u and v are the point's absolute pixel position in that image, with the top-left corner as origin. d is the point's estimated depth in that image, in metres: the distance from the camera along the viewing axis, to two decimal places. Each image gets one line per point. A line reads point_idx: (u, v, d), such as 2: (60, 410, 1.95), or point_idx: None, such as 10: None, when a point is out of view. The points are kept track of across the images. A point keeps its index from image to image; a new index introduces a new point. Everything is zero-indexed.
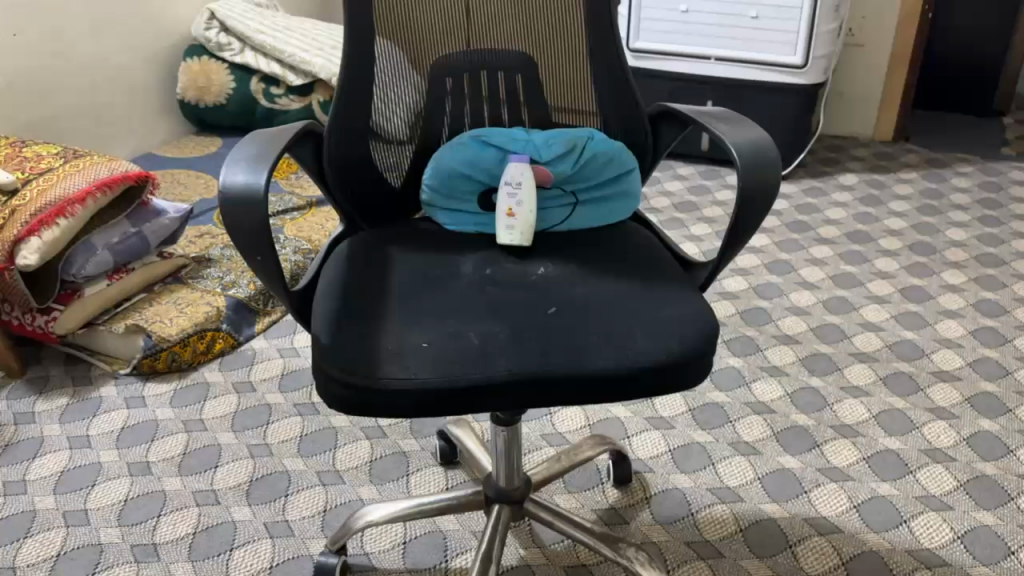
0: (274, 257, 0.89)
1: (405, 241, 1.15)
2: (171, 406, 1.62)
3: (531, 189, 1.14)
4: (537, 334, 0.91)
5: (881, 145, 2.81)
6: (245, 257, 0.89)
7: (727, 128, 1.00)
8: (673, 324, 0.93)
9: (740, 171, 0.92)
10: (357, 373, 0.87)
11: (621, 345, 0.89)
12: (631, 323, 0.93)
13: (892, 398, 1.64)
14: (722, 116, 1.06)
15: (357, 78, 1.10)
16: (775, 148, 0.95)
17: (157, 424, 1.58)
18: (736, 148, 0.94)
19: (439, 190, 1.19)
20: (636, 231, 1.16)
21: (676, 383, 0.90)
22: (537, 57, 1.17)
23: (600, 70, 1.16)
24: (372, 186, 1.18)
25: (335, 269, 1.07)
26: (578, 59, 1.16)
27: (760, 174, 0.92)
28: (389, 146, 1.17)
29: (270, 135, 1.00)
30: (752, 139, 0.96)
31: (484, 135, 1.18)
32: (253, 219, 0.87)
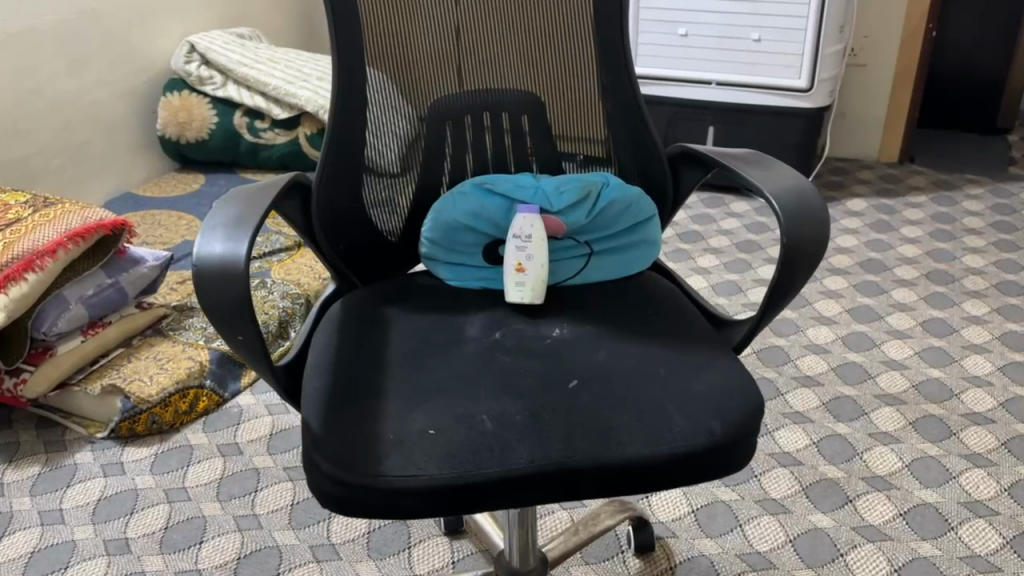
0: (257, 334, 0.78)
1: (403, 301, 1.04)
2: (152, 473, 1.51)
3: (541, 241, 1.03)
4: (559, 414, 0.80)
5: (887, 167, 2.73)
6: (224, 336, 0.78)
7: (761, 175, 0.90)
8: (712, 399, 0.82)
9: (782, 225, 0.82)
10: (354, 469, 0.75)
11: (654, 427, 0.78)
12: (664, 398, 0.82)
13: (924, 445, 1.54)
14: (752, 159, 0.96)
15: (346, 123, 1.00)
16: (819, 197, 0.85)
17: (137, 494, 1.46)
18: (775, 198, 0.84)
19: (440, 243, 1.08)
20: (657, 283, 1.06)
21: (718, 466, 0.79)
22: (544, 95, 1.07)
23: (614, 108, 1.05)
24: (366, 240, 1.07)
25: (327, 336, 0.96)
26: (590, 96, 1.06)
27: (804, 229, 0.82)
28: (383, 197, 1.07)
29: (252, 195, 0.89)
30: (793, 186, 0.86)
31: (487, 182, 1.06)
32: (232, 295, 0.76)
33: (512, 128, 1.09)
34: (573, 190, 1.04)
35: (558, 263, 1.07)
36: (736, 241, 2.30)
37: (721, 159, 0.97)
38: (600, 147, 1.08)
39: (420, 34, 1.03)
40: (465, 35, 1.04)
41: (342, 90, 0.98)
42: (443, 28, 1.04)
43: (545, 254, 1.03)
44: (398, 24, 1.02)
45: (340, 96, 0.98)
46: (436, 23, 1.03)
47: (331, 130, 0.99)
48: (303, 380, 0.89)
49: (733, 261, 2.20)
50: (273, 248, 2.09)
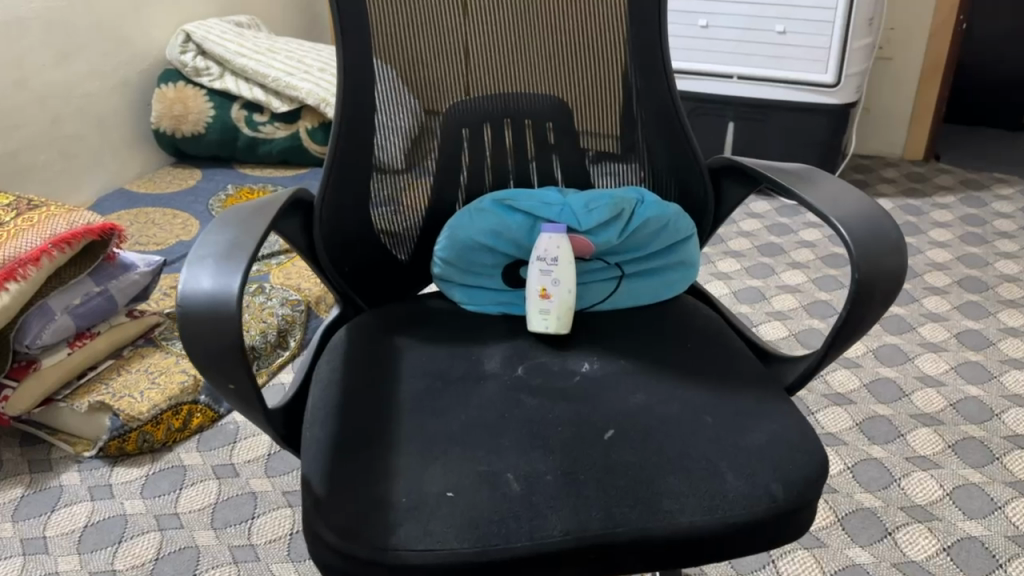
0: (252, 383, 0.68)
1: (415, 329, 0.94)
2: (142, 497, 1.41)
3: (568, 263, 0.93)
4: (596, 474, 0.70)
5: (912, 166, 2.62)
6: (214, 384, 0.68)
7: (819, 193, 0.79)
8: (769, 456, 0.73)
9: (851, 256, 0.72)
10: (362, 541, 0.66)
11: (706, 491, 0.69)
12: (714, 455, 0.72)
13: (967, 471, 1.44)
14: (804, 173, 0.86)
15: (352, 134, 0.90)
16: (891, 223, 0.75)
17: (126, 520, 1.36)
18: (842, 222, 0.74)
19: (456, 265, 0.98)
20: (697, 309, 0.96)
21: (775, 537, 0.70)
22: (572, 103, 0.96)
23: (650, 118, 0.95)
24: (374, 259, 0.97)
25: (329, 370, 0.86)
26: (624, 104, 0.95)
27: (875, 260, 0.72)
28: (392, 213, 0.97)
29: (245, 215, 0.78)
30: (863, 212, 0.75)
31: (506, 198, 0.95)
32: (222, 337, 0.66)
33: (536, 139, 0.98)
34: (604, 208, 0.93)
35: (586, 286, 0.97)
36: (758, 245, 2.20)
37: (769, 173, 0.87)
38: (633, 160, 0.98)
39: (436, 33, 0.92)
40: (485, 36, 0.93)
41: (348, 98, 0.88)
42: (462, 30, 0.93)
43: (571, 278, 0.93)
44: (410, 25, 0.91)
45: (346, 103, 0.88)
46: (453, 23, 0.92)
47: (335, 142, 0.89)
48: (304, 426, 0.79)
49: (755, 265, 2.09)
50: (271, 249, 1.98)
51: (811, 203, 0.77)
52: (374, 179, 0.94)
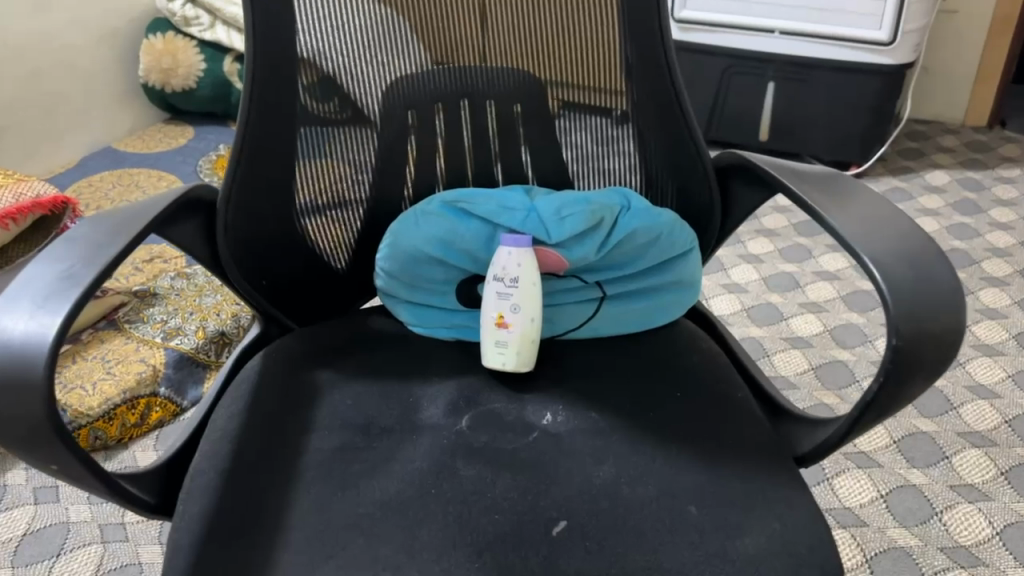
0: (80, 460, 0.53)
1: (347, 357, 0.77)
2: (88, 503, 1.28)
3: (533, 285, 0.74)
4: None
5: (974, 133, 2.36)
6: (32, 462, 0.53)
7: (847, 214, 0.60)
8: (764, 572, 0.55)
9: (886, 311, 0.53)
10: None
11: None
12: (694, 568, 0.55)
13: (1019, 505, 1.24)
14: (831, 181, 0.66)
15: (267, 124, 0.71)
16: (945, 265, 0.56)
17: (68, 529, 1.23)
18: (876, 261, 0.54)
19: (400, 280, 0.80)
20: (695, 339, 0.78)
21: None
22: (548, 80, 0.77)
23: (644, 101, 0.75)
24: (301, 269, 0.80)
25: (227, 418, 0.70)
26: (613, 84, 0.75)
27: (919, 316, 0.53)
28: (323, 215, 0.79)
29: (102, 229, 0.62)
30: (908, 252, 0.56)
31: (460, 201, 0.77)
32: (28, 411, 0.50)
33: (501, 125, 0.79)
34: (579, 217, 0.73)
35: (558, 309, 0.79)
36: (795, 222, 1.98)
37: (786, 179, 0.67)
38: (621, 151, 0.78)
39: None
40: None
41: (260, 81, 0.69)
42: None
43: (535, 305, 0.74)
44: None
45: (258, 89, 0.69)
46: None
47: (245, 136, 0.70)
48: (182, 495, 0.63)
49: (789, 246, 1.88)
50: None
51: (834, 228, 0.58)
52: (298, 173, 0.75)
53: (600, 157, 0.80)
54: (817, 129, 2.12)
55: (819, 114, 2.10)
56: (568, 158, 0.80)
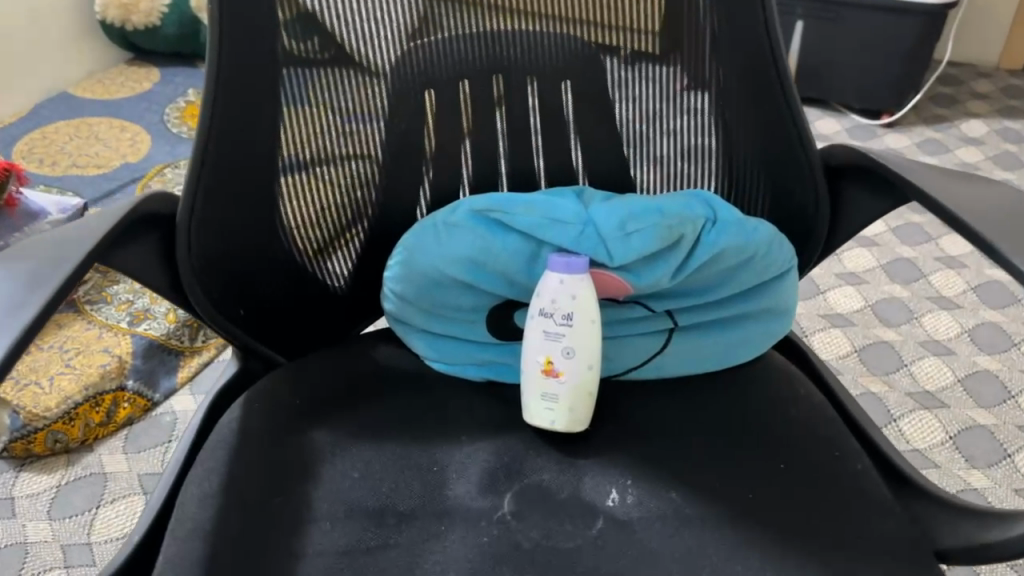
0: None
1: (351, 410, 0.61)
2: (48, 517, 1.10)
3: (591, 325, 0.58)
4: None
5: (1009, 76, 2.18)
6: None
7: None
8: None
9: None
10: None
11: None
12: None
13: None
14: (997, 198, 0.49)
15: (240, 106, 0.53)
16: None
17: (26, 551, 1.06)
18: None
19: (416, 304, 0.63)
20: (789, 382, 0.62)
21: None
22: (608, 46, 0.58)
23: (733, 78, 0.57)
24: (289, 291, 0.63)
25: (198, 505, 0.54)
26: (688, 49, 0.58)
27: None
28: (315, 220, 0.62)
29: (6, 289, 0.45)
30: None
31: (494, 210, 0.59)
32: None
33: (548, 120, 0.61)
34: (654, 233, 0.57)
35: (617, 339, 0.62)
36: None
37: (925, 187, 0.51)
38: (701, 143, 0.61)
39: None
40: None
41: (229, 47, 0.51)
42: None
43: (592, 351, 0.58)
44: None
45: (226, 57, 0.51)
46: None
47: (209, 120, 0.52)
48: None
49: None
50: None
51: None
52: (283, 169, 0.58)
53: (673, 149, 0.62)
54: (848, 73, 1.93)
55: (852, 58, 1.91)
56: (628, 156, 0.63)
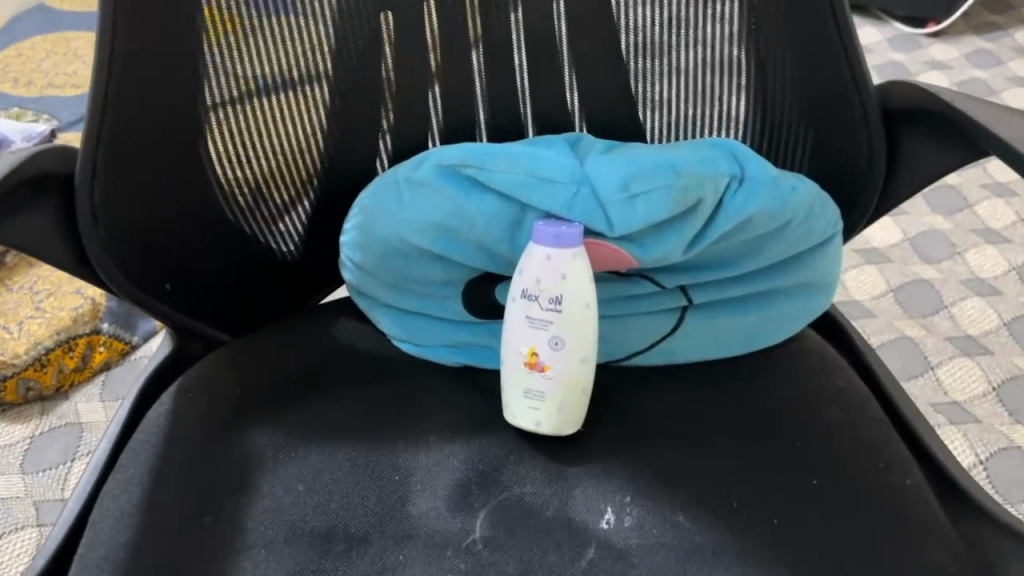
0: None
1: (301, 403, 0.51)
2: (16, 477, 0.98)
3: (585, 310, 0.47)
4: None
5: None
6: None
7: None
8: None
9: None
10: None
11: None
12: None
13: None
14: None
15: (148, 35, 0.42)
16: None
17: None
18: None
19: (379, 276, 0.52)
20: (827, 370, 0.52)
21: None
22: None
23: None
24: (227, 257, 0.52)
25: (110, 526, 0.45)
26: None
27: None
28: (252, 169, 0.51)
29: None
30: None
31: (468, 166, 0.47)
32: None
33: (535, 52, 0.50)
34: (666, 197, 0.45)
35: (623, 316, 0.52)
36: None
37: (988, 123, 0.39)
38: (725, 67, 0.49)
39: None
40: None
41: None
42: None
43: (586, 341, 0.47)
44: None
45: None
46: None
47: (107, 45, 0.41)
48: None
49: None
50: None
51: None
52: (210, 116, 0.47)
53: (689, 74, 0.50)
54: None
55: None
56: (635, 93, 0.51)
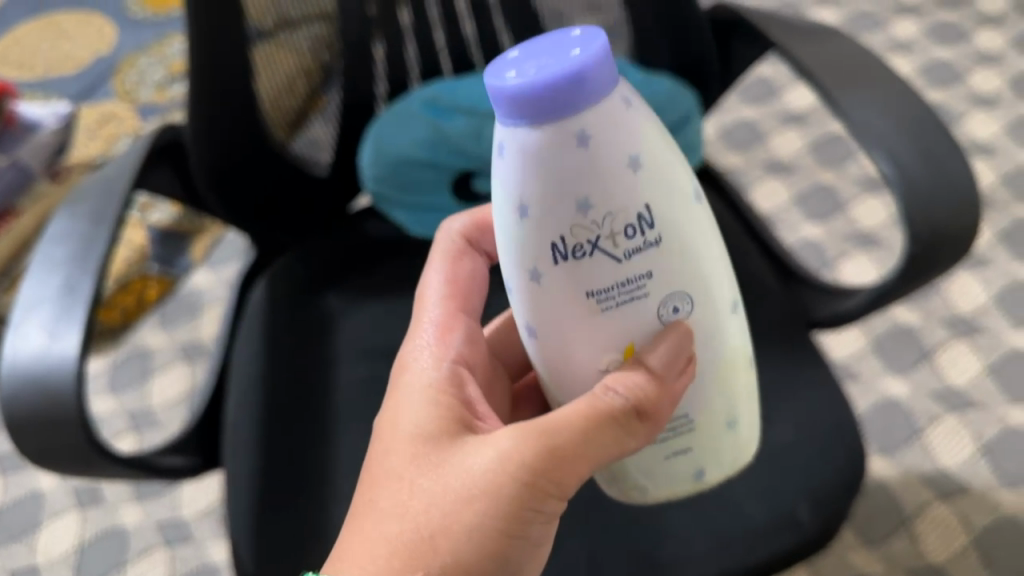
0: (111, 456, 0.55)
1: (351, 267, 0.76)
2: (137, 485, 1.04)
3: (669, 200, 0.43)
4: (580, 512, 0.60)
5: None
6: (77, 469, 0.55)
7: (858, 98, 0.60)
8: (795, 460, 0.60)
9: (905, 217, 0.56)
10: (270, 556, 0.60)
11: (720, 515, 0.59)
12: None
13: (1017, 267, 1.13)
14: (833, 51, 0.64)
15: (221, 81, 0.65)
16: (963, 163, 0.58)
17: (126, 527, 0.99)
18: (893, 162, 0.57)
19: (391, 183, 0.77)
20: None
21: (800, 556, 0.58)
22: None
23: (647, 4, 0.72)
24: (288, 192, 0.76)
25: (249, 361, 0.70)
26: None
27: (939, 219, 0.56)
28: (310, 150, 0.76)
29: (75, 233, 0.59)
30: (937, 167, 0.57)
31: (440, 97, 0.74)
32: (67, 427, 0.52)
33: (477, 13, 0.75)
34: None
35: (722, 317, 0.49)
36: None
37: (789, 47, 0.65)
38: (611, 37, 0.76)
39: None
40: None
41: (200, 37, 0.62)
42: None
43: (703, 232, 0.46)
44: None
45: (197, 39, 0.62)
46: None
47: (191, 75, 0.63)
48: (224, 436, 0.67)
49: None
50: (179, 81, 1.58)
51: (857, 122, 0.58)
52: (280, 132, 0.72)
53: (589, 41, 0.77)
54: None
55: None
56: None
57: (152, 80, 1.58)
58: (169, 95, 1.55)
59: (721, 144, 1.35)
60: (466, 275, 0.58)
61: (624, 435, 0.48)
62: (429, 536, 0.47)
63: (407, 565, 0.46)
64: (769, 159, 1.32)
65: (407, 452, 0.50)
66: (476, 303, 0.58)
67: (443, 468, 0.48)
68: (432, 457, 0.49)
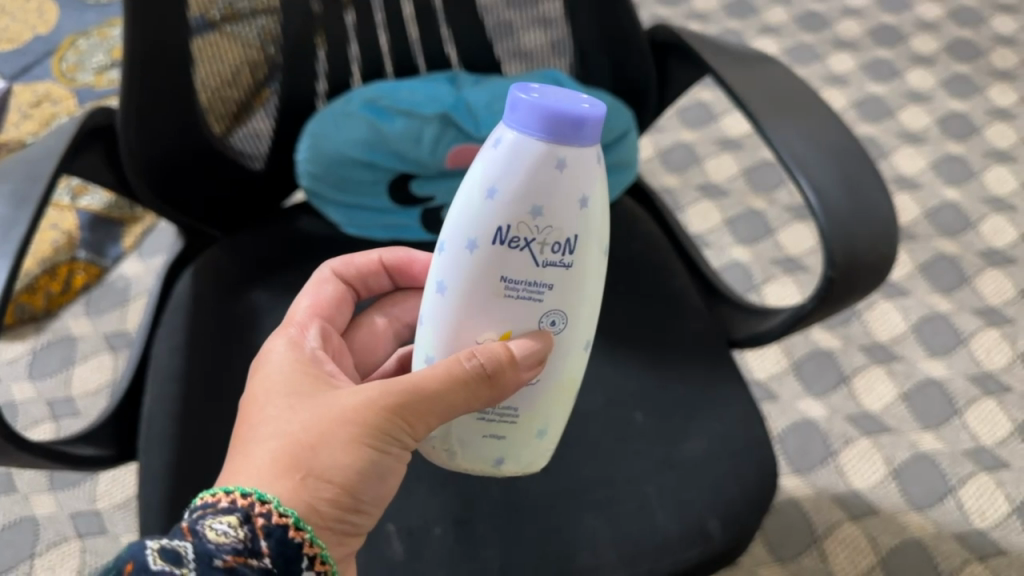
0: (14, 441, 0.53)
1: (284, 266, 0.75)
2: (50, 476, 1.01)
3: (598, 242, 0.48)
4: (497, 520, 0.60)
5: None
6: None
7: (787, 127, 0.62)
8: (708, 475, 0.62)
9: (824, 245, 0.58)
10: None
11: (632, 524, 0.59)
12: (642, 477, 0.62)
13: (934, 298, 1.18)
14: (769, 81, 0.66)
15: (158, 69, 0.64)
16: (882, 195, 0.60)
17: (36, 517, 0.96)
18: (817, 190, 0.59)
19: (326, 180, 0.77)
20: (634, 222, 0.78)
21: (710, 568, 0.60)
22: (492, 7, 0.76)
23: (593, 28, 0.74)
24: (218, 185, 0.75)
25: (169, 354, 0.69)
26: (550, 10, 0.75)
27: (856, 247, 0.58)
28: (246, 146, 0.76)
29: None
30: (856, 198, 0.59)
31: (381, 99, 0.74)
32: None
33: (421, 18, 0.76)
34: None
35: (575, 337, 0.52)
36: None
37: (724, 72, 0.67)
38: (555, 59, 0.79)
39: None
40: None
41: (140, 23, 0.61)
42: None
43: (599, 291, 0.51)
44: None
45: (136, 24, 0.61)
46: None
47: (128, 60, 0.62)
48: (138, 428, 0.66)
49: None
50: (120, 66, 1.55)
51: (784, 149, 0.60)
52: (216, 124, 0.72)
53: (535, 58, 0.79)
54: None
55: None
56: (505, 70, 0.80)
57: (92, 64, 1.55)
58: (108, 79, 1.52)
59: (660, 164, 1.38)
60: (328, 295, 0.62)
61: (476, 396, 0.49)
62: (306, 449, 0.47)
63: (289, 467, 0.47)
64: (703, 182, 1.35)
65: (285, 387, 0.51)
66: (341, 318, 0.62)
67: (315, 400, 0.50)
68: (307, 395, 0.50)
